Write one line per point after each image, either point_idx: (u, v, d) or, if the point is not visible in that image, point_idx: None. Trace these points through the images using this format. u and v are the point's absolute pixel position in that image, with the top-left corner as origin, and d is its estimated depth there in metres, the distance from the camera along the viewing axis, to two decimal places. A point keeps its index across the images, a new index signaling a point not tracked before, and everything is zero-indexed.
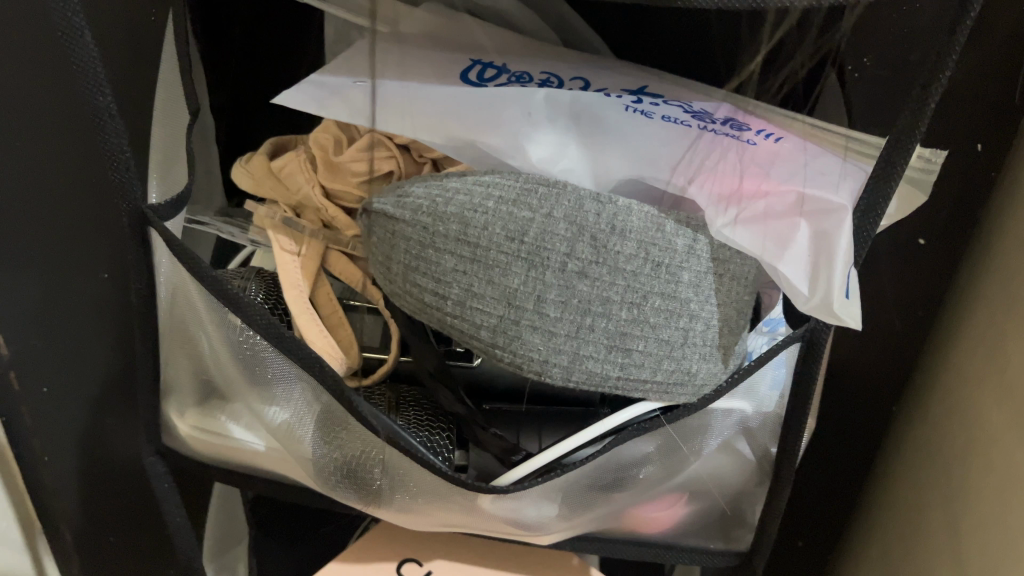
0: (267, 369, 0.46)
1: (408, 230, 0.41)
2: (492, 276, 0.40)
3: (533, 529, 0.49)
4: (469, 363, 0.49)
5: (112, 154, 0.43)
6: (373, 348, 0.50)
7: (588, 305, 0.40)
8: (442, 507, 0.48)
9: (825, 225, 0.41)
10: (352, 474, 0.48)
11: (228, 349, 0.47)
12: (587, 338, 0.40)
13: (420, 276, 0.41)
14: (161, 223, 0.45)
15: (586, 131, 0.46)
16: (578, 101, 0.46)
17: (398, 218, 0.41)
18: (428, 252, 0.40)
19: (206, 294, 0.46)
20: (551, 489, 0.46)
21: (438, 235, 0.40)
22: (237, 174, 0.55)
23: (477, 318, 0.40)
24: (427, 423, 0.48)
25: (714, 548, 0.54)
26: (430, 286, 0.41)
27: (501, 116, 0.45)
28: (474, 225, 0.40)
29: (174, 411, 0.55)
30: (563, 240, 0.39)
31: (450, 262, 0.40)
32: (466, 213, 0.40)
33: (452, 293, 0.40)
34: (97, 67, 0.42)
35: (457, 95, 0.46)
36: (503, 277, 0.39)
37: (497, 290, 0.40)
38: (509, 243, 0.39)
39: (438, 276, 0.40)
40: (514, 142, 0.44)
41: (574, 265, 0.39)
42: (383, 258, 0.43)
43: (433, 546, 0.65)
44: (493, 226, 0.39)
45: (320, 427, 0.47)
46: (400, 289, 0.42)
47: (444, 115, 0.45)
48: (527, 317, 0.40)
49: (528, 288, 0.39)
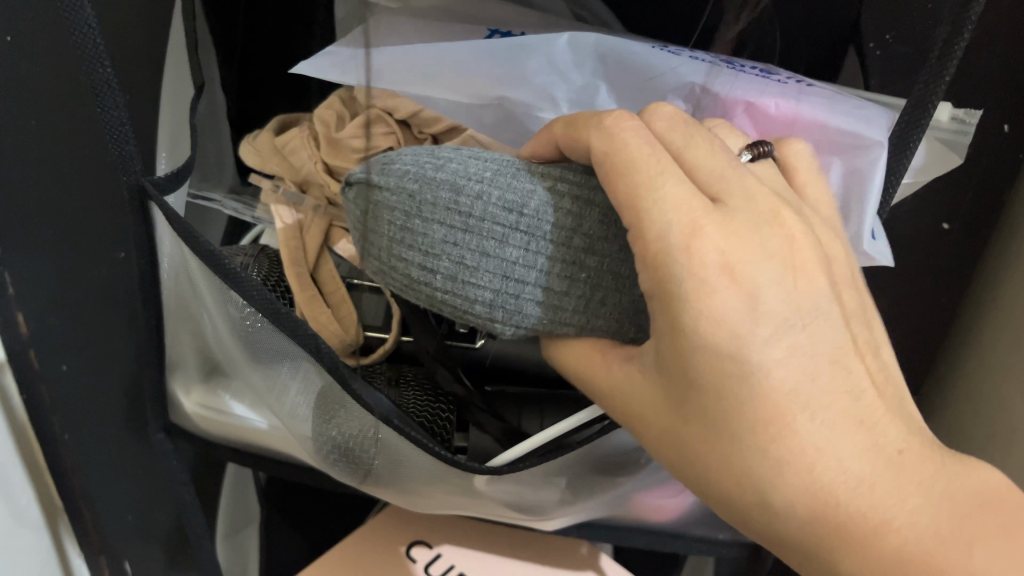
0: (265, 346, 0.46)
1: (396, 200, 0.40)
2: (484, 245, 0.38)
3: (535, 513, 0.49)
4: (472, 346, 0.49)
5: (110, 125, 0.43)
6: (376, 327, 0.50)
7: (595, 279, 0.39)
8: (441, 489, 0.47)
9: (857, 162, 0.42)
10: (351, 454, 0.48)
11: (228, 326, 0.47)
12: (594, 311, 0.39)
13: (409, 248, 0.40)
14: (160, 197, 0.44)
15: (618, 76, 0.46)
16: (605, 43, 0.46)
17: (384, 188, 0.41)
18: (417, 222, 0.39)
19: (204, 270, 0.45)
20: (551, 474, 0.45)
21: (426, 203, 0.39)
22: (245, 155, 0.55)
23: (471, 288, 0.39)
24: (427, 403, 0.48)
25: (725, 539, 0.53)
26: (418, 259, 0.39)
27: (526, 66, 0.46)
28: (470, 195, 0.38)
29: (180, 387, 0.56)
30: (568, 214, 0.39)
31: (439, 231, 0.39)
32: (461, 181, 0.39)
33: (442, 266, 0.39)
34: (95, 35, 0.41)
35: (479, 49, 0.47)
36: (496, 242, 0.38)
37: (488, 258, 0.38)
38: (499, 208, 0.38)
39: (427, 248, 0.39)
40: (542, 93, 0.45)
41: (579, 240, 0.39)
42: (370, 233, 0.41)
43: (447, 530, 0.64)
44: (490, 197, 0.38)
45: (319, 405, 0.47)
46: (388, 265, 0.41)
47: (469, 75, 0.46)
48: (527, 290, 0.39)
49: (527, 262, 0.38)
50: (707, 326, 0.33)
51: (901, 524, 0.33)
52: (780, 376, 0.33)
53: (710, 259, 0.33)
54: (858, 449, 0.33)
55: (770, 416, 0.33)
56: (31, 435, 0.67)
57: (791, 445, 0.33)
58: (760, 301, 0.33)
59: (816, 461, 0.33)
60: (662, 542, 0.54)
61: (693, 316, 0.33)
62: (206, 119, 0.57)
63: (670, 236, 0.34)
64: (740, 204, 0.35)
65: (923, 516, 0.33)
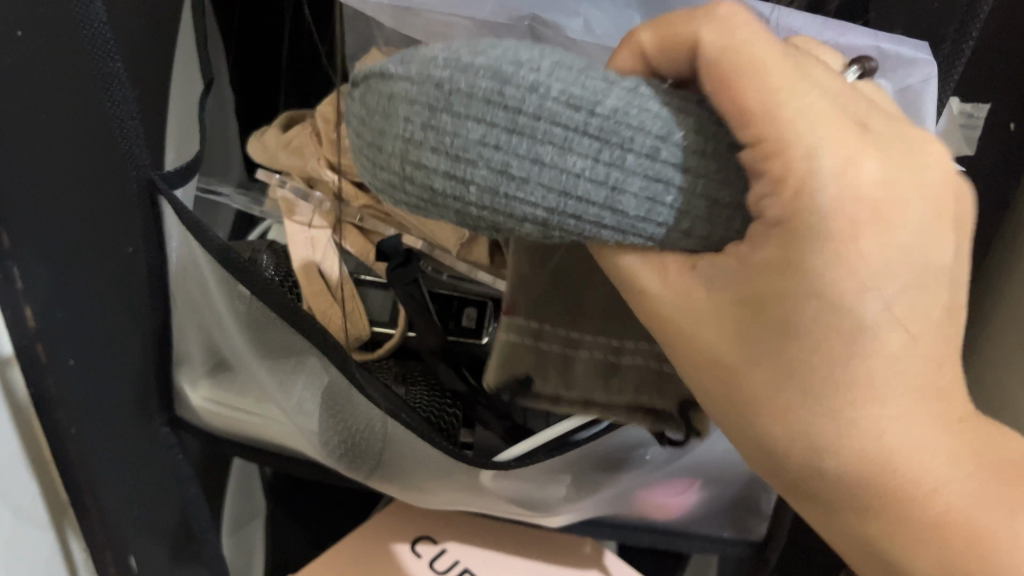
0: (273, 340, 0.46)
1: (415, 90, 0.28)
2: (539, 152, 0.28)
3: (540, 509, 0.49)
4: (478, 341, 0.50)
5: (121, 119, 0.44)
6: (382, 323, 0.51)
7: None
8: (446, 484, 0.48)
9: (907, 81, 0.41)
10: (357, 448, 0.48)
11: (235, 320, 0.47)
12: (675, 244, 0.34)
13: (430, 152, 0.28)
14: None
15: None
16: None
17: (398, 76, 0.29)
18: (445, 118, 0.28)
19: (211, 264, 0.46)
20: (556, 468, 0.46)
21: (458, 95, 0.28)
22: (252, 150, 0.55)
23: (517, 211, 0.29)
24: (432, 398, 0.48)
25: (728, 537, 0.53)
26: (443, 168, 0.28)
27: None
28: (521, 86, 0.28)
29: (188, 381, 0.57)
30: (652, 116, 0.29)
31: (478, 132, 0.28)
32: (507, 66, 0.28)
33: (479, 177, 0.28)
34: (105, 29, 0.42)
35: None
36: (555, 150, 0.28)
37: (542, 168, 0.28)
38: (562, 103, 0.28)
39: (457, 153, 0.28)
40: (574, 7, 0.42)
41: (664, 151, 0.29)
42: (372, 132, 0.29)
43: (452, 525, 0.65)
44: (549, 89, 0.28)
45: (325, 400, 0.47)
46: (397, 177, 0.29)
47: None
48: (592, 210, 0.29)
49: (596, 174, 0.29)
50: (834, 276, 0.29)
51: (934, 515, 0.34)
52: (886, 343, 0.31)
53: (852, 203, 0.29)
54: (931, 431, 0.33)
55: (857, 382, 0.31)
56: (38, 429, 0.68)
57: (878, 416, 0.32)
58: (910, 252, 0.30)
59: (888, 439, 0.32)
60: (663, 542, 0.53)
61: (822, 267, 0.29)
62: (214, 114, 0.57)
63: (820, 172, 0.28)
64: (883, 131, 0.30)
65: (960, 487, 0.34)
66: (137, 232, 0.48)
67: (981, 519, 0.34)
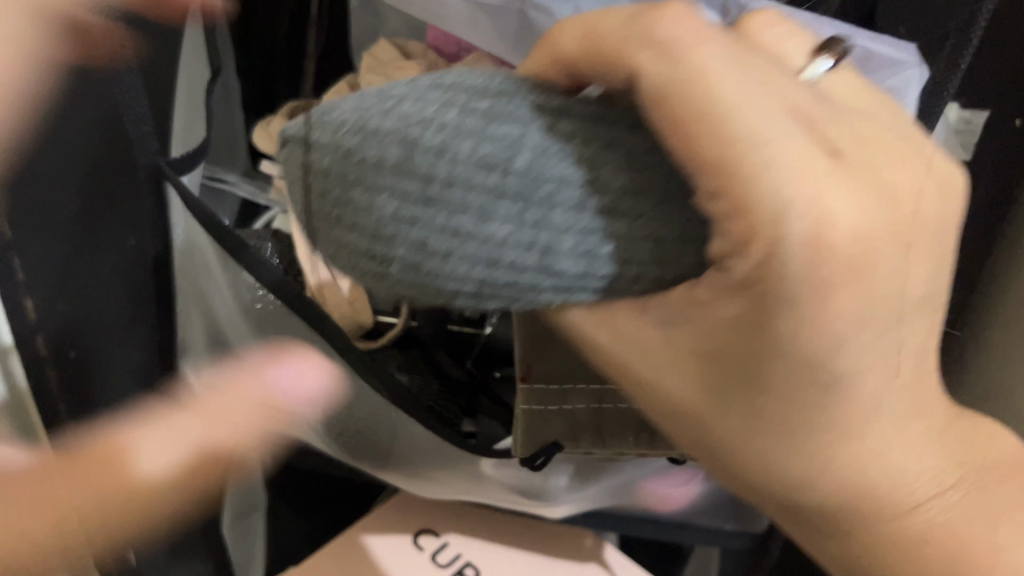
0: (277, 328, 0.46)
1: (324, 159, 0.29)
2: (462, 225, 0.28)
3: (544, 498, 0.49)
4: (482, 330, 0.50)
5: None
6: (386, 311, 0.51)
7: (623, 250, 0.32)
8: (449, 472, 0.48)
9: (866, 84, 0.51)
10: (361, 436, 0.48)
11: (240, 309, 0.47)
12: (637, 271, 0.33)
13: (352, 230, 0.29)
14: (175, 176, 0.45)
15: None
16: None
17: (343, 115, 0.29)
18: (358, 192, 0.28)
19: (215, 250, 0.46)
20: (559, 456, 0.46)
21: (369, 166, 0.28)
22: (256, 139, 0.55)
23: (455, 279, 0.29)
24: (437, 388, 0.48)
25: (732, 529, 0.53)
26: (363, 244, 0.29)
27: None
28: (428, 150, 0.28)
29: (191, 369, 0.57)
30: (569, 167, 0.29)
31: (389, 208, 0.28)
32: (411, 131, 0.28)
33: (400, 254, 0.28)
34: None
35: None
36: (478, 216, 0.28)
37: (462, 240, 0.28)
38: (473, 167, 0.28)
39: (376, 230, 0.28)
40: None
41: (589, 202, 0.28)
42: (301, 208, 0.30)
43: (454, 516, 0.65)
44: (459, 152, 0.28)
45: (329, 389, 0.47)
46: (331, 251, 0.30)
47: None
48: (529, 276, 0.28)
49: (520, 236, 0.28)
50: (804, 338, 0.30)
51: (896, 486, 0.36)
52: (862, 390, 0.33)
53: (824, 258, 0.29)
54: (911, 440, 0.36)
55: (830, 425, 0.34)
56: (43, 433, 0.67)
57: (840, 425, 0.34)
58: (876, 300, 0.31)
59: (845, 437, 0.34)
60: (667, 534, 0.53)
61: (788, 328, 0.30)
62: (219, 102, 0.57)
63: (795, 230, 0.28)
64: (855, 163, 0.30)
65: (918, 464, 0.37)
66: (149, 220, 0.53)
67: (933, 487, 0.37)
